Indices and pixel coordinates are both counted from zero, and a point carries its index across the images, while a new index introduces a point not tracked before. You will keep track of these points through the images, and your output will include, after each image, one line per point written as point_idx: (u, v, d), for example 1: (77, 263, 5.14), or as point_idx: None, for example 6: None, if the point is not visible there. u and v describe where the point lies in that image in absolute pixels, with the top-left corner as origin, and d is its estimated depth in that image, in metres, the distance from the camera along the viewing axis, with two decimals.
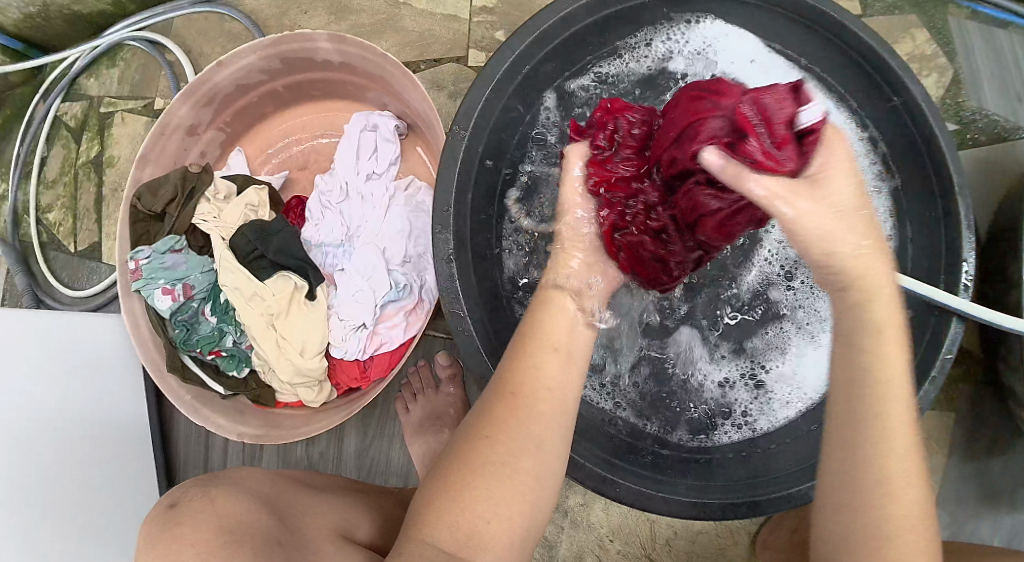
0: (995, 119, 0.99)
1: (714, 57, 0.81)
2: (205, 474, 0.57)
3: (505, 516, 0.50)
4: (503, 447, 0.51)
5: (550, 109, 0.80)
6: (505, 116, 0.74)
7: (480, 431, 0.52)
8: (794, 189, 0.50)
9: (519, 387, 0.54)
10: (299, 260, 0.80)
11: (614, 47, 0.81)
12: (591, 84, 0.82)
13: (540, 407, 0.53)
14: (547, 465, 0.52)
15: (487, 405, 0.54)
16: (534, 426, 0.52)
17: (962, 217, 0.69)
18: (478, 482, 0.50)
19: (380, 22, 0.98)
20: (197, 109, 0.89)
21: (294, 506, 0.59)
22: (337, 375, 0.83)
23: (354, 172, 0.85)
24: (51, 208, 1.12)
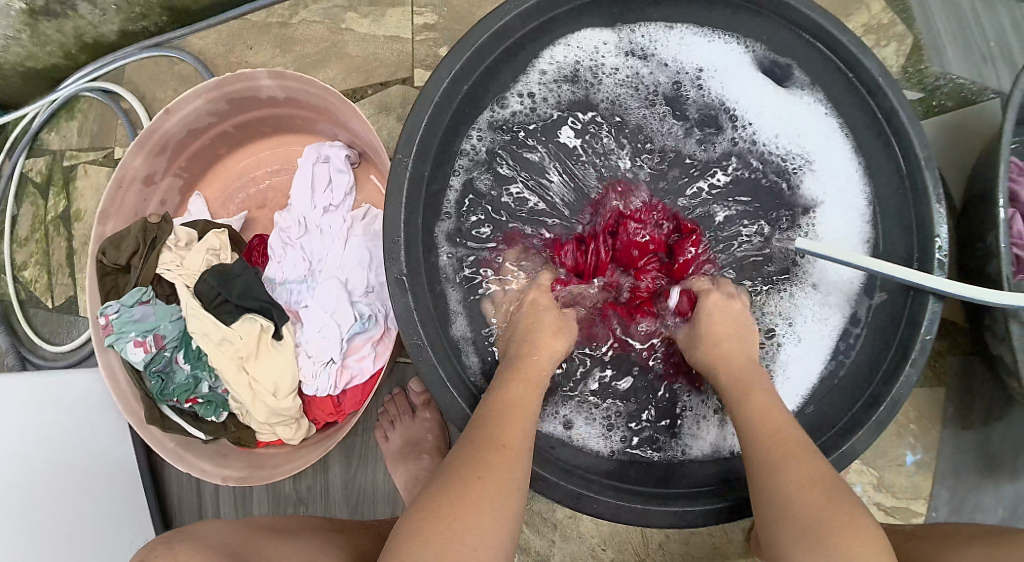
0: (960, 83, 0.97)
1: (652, 45, 0.79)
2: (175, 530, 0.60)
3: (487, 544, 0.51)
4: (495, 487, 0.54)
5: (489, 118, 0.78)
6: (448, 132, 0.74)
7: (473, 473, 0.54)
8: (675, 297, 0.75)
9: (507, 438, 0.58)
10: (262, 301, 0.81)
11: (552, 51, 0.78)
12: (531, 90, 0.79)
13: (523, 455, 0.57)
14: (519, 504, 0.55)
15: (474, 452, 0.56)
16: (519, 471, 0.56)
17: (930, 189, 0.69)
18: (471, 516, 0.52)
19: (325, 50, 0.98)
20: (151, 159, 0.89)
21: (264, 554, 0.61)
22: (313, 411, 0.83)
23: (310, 207, 0.85)
24: (26, 265, 1.13)
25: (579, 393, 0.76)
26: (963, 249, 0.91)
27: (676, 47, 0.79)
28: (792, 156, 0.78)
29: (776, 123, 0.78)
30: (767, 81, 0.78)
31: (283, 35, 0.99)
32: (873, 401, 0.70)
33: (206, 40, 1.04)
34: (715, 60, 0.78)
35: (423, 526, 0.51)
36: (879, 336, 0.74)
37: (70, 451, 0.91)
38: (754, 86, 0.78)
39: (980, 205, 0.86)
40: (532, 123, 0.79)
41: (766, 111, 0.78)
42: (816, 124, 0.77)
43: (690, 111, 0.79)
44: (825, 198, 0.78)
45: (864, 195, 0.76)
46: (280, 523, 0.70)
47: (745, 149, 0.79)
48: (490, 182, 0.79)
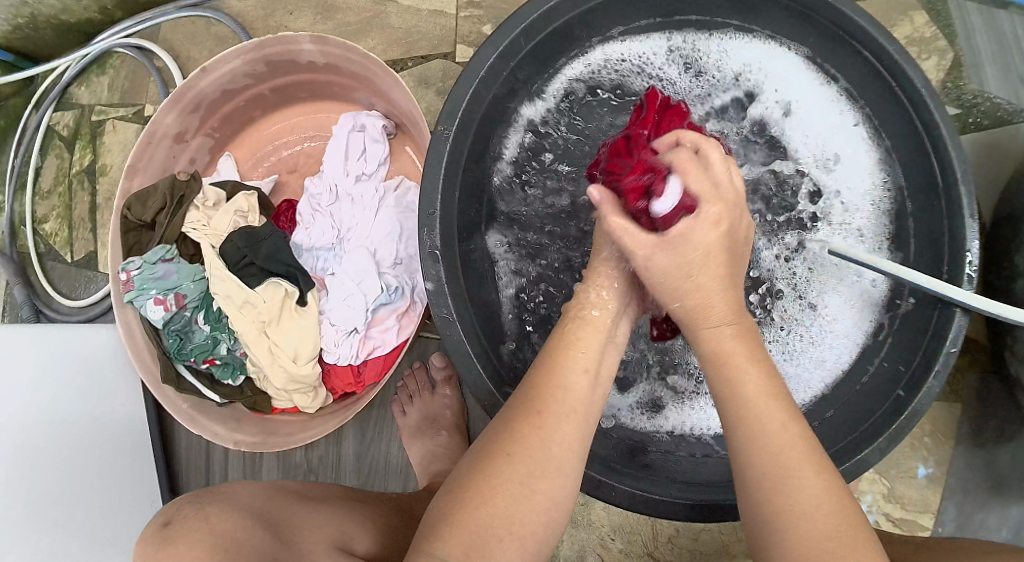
0: (997, 103, 0.96)
1: (708, 51, 0.80)
2: (203, 488, 0.59)
3: (523, 528, 0.49)
4: (527, 465, 0.50)
5: (537, 107, 0.78)
6: (490, 110, 0.73)
7: (505, 448, 0.51)
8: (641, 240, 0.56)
9: (545, 405, 0.53)
10: (288, 266, 0.80)
11: (599, 41, 0.79)
12: (574, 80, 0.79)
13: (559, 425, 0.52)
14: (563, 487, 0.51)
15: (509, 421, 0.52)
16: (558, 445, 0.52)
17: (964, 205, 0.68)
18: (499, 501, 0.49)
19: (365, 21, 0.97)
20: (184, 116, 0.88)
21: (290, 520, 0.59)
22: (331, 380, 0.82)
23: (342, 175, 0.84)
24: (47, 218, 1.12)
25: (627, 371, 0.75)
26: (990, 266, 0.90)
27: (726, 56, 0.79)
28: (819, 168, 0.79)
29: (812, 134, 0.79)
30: (809, 94, 0.78)
31: (325, 3, 0.98)
32: (898, 409, 0.69)
33: (246, 3, 1.03)
34: (755, 66, 0.79)
35: (458, 502, 0.50)
36: (904, 341, 0.73)
37: (80, 407, 0.90)
38: (796, 97, 0.79)
39: (1015, 222, 0.85)
40: (568, 114, 0.79)
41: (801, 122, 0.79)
42: (849, 139, 0.78)
43: (723, 114, 0.80)
44: (849, 213, 0.78)
45: (885, 214, 0.77)
46: (305, 488, 0.69)
47: (779, 157, 0.79)
48: (538, 174, 0.79)
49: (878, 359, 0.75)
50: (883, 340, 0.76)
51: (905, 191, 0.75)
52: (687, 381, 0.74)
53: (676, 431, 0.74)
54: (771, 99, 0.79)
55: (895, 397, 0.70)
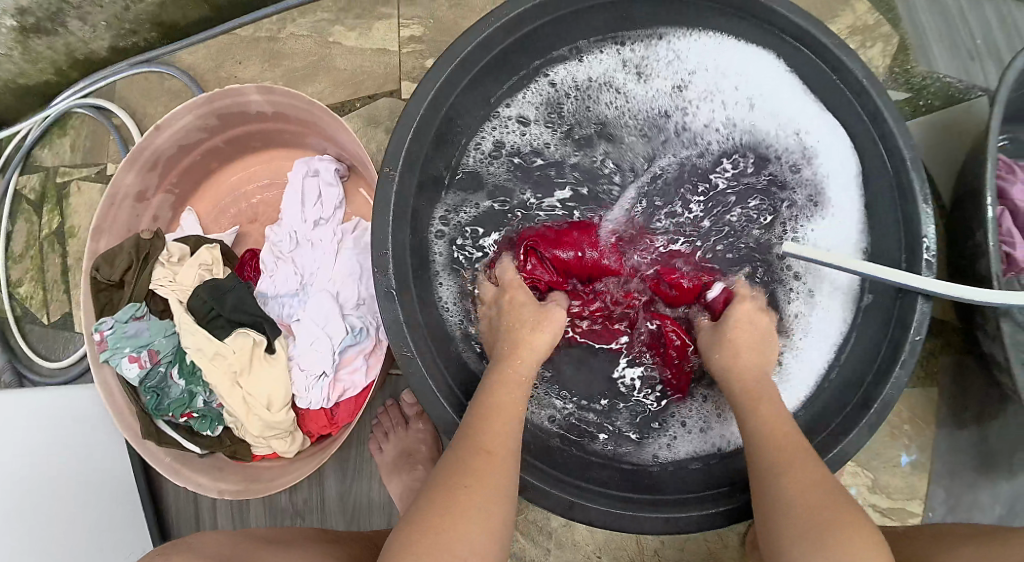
0: (948, 82, 0.98)
1: (657, 57, 0.81)
2: (173, 544, 0.62)
3: (480, 550, 0.53)
4: (482, 495, 0.56)
5: (491, 132, 0.82)
6: (441, 133, 0.75)
7: (461, 482, 0.56)
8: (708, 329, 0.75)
9: (491, 443, 0.59)
10: (253, 315, 0.82)
11: (560, 58, 0.81)
12: (542, 98, 0.82)
13: (507, 460, 0.58)
14: (501, 513, 0.56)
15: (460, 460, 0.58)
16: (505, 476, 0.57)
17: (916, 189, 0.69)
18: (460, 526, 0.53)
19: (312, 64, 0.98)
20: (143, 175, 0.90)
21: None
22: (306, 424, 0.84)
23: (301, 221, 0.86)
24: (21, 282, 1.13)
25: (583, 420, 0.78)
26: (953, 248, 0.92)
27: (674, 61, 0.81)
28: (792, 162, 0.80)
29: (782, 128, 0.79)
30: (766, 91, 0.79)
31: (271, 49, 1.00)
32: (864, 404, 0.71)
33: (196, 55, 1.04)
34: (703, 68, 0.81)
35: (419, 531, 0.53)
36: (867, 336, 0.76)
37: (65, 469, 0.91)
38: (749, 94, 0.80)
39: (968, 204, 0.87)
40: (541, 132, 0.82)
41: (768, 117, 0.80)
42: (818, 130, 0.78)
43: (682, 119, 0.82)
44: (812, 202, 0.79)
45: (851, 201, 0.78)
46: (277, 534, 0.71)
47: (740, 155, 0.80)
48: (503, 195, 0.82)
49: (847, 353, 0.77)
50: (849, 337, 0.78)
51: (873, 175, 0.75)
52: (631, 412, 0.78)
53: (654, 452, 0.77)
54: (738, 97, 0.81)
55: (862, 392, 0.72)
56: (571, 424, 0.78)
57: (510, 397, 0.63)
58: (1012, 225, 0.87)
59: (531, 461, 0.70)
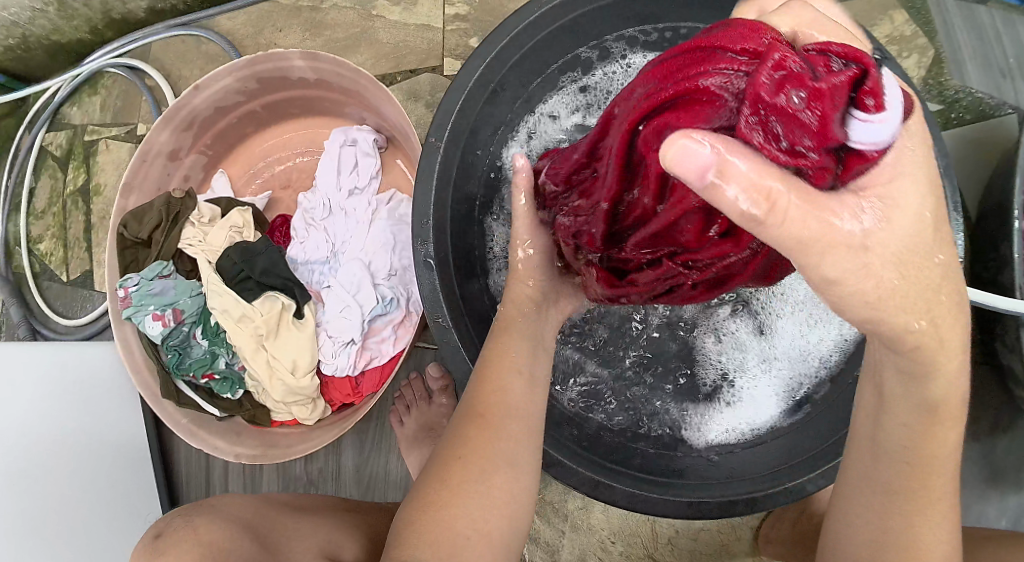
0: (980, 96, 0.98)
1: None
2: (196, 502, 0.61)
3: (484, 526, 0.54)
4: (477, 466, 0.55)
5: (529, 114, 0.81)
6: (487, 111, 0.75)
7: (455, 453, 0.56)
8: (838, 204, 0.39)
9: (486, 407, 0.57)
10: (284, 279, 0.81)
11: (601, 50, 0.81)
12: (577, 89, 0.82)
13: (505, 425, 0.57)
14: (516, 482, 0.56)
15: (458, 430, 0.58)
16: (506, 443, 0.56)
17: (948, 197, 0.69)
18: (457, 502, 0.54)
19: (354, 36, 0.98)
20: (177, 134, 0.89)
21: (281, 534, 0.60)
22: (329, 392, 0.84)
23: (335, 189, 0.86)
24: (42, 238, 1.12)
25: (621, 427, 0.76)
26: (977, 260, 0.92)
27: None
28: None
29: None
30: None
31: (313, 19, 1.00)
32: None
33: (235, 20, 1.04)
34: None
35: (422, 506, 0.55)
36: None
37: (80, 427, 0.91)
38: None
39: (994, 217, 0.87)
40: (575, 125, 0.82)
41: None
42: None
43: None
44: None
45: None
46: (295, 500, 0.71)
47: None
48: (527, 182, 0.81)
49: None
50: None
51: None
52: (659, 406, 0.77)
53: (711, 435, 0.76)
54: None
55: None
56: (614, 433, 0.75)
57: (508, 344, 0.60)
58: None
59: (559, 437, 0.70)
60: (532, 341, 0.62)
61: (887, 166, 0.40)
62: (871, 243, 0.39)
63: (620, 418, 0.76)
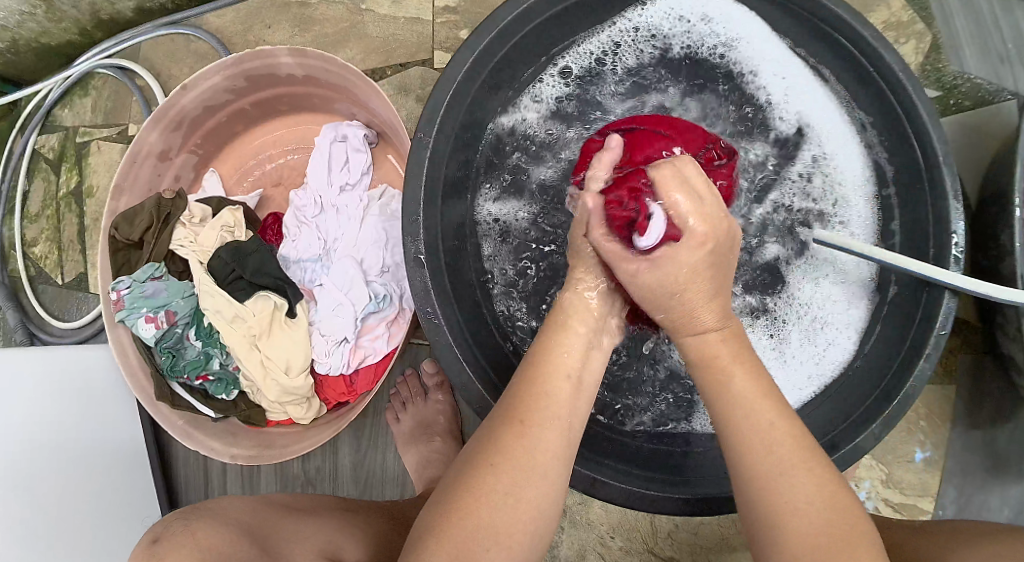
0: (979, 82, 0.97)
1: (702, 29, 0.80)
2: (191, 506, 0.59)
3: (508, 541, 0.49)
4: (509, 477, 0.50)
5: (524, 98, 0.80)
6: (479, 100, 0.74)
7: (487, 460, 0.50)
8: (623, 258, 0.54)
9: (528, 415, 0.52)
10: (276, 279, 0.80)
11: (598, 33, 0.80)
12: (579, 67, 0.80)
13: (546, 435, 0.51)
14: (550, 497, 0.51)
15: (491, 435, 0.52)
16: (542, 455, 0.51)
17: (947, 182, 0.68)
18: (483, 513, 0.49)
19: (343, 31, 0.97)
20: (167, 134, 0.88)
21: (279, 535, 0.59)
22: (324, 391, 0.83)
23: (326, 185, 0.85)
24: (36, 242, 1.12)
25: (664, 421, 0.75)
26: (979, 248, 0.90)
27: (716, 36, 0.79)
28: (811, 161, 0.79)
29: (806, 125, 0.79)
30: (802, 70, 0.78)
31: (302, 14, 0.99)
32: (888, 396, 0.70)
33: (224, 18, 1.03)
34: (745, 41, 0.79)
35: (445, 512, 0.49)
36: (893, 326, 0.74)
37: (77, 429, 0.90)
38: (784, 75, 0.79)
39: (993, 205, 0.86)
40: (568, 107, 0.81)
41: (803, 97, 0.79)
42: (840, 130, 0.78)
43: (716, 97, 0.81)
44: (840, 188, 0.78)
45: (871, 199, 0.77)
46: (293, 501, 0.70)
47: (763, 131, 0.80)
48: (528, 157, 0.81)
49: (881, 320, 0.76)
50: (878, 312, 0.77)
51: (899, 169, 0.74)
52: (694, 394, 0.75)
53: None
54: (771, 81, 0.79)
55: (881, 393, 0.71)
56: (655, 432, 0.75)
57: (561, 352, 0.56)
58: None
59: None
60: (590, 338, 0.57)
61: (667, 253, 0.52)
62: (633, 280, 0.54)
63: (657, 412, 0.76)
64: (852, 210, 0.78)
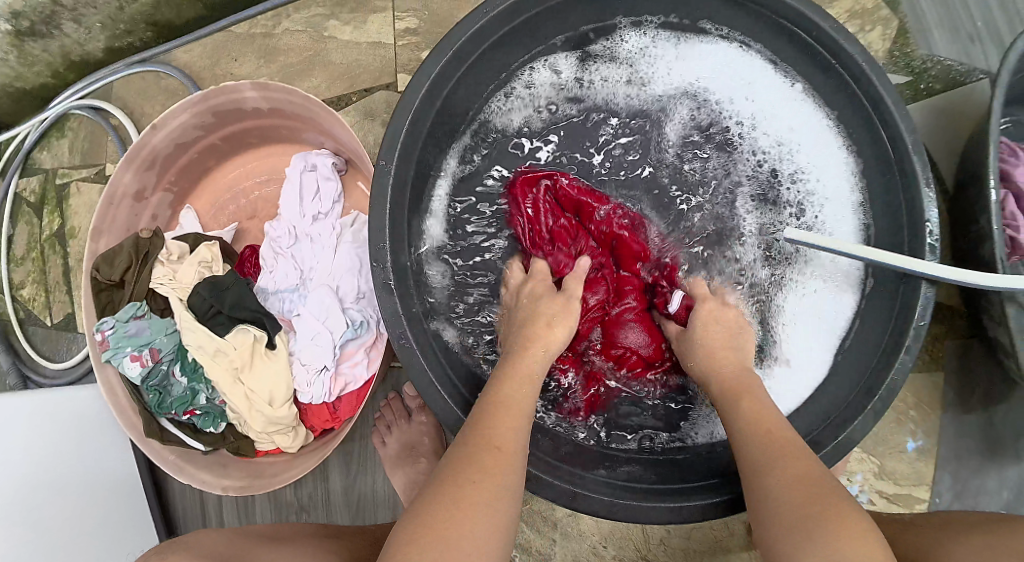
0: (947, 65, 0.97)
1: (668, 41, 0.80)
2: (174, 541, 0.62)
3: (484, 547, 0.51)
4: (487, 492, 0.54)
5: (491, 116, 0.80)
6: (442, 118, 0.75)
7: (465, 476, 0.54)
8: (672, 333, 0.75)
9: (500, 441, 0.57)
10: (253, 311, 0.82)
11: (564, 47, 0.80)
12: (547, 84, 0.81)
13: (513, 458, 0.57)
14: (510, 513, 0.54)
15: (463, 458, 0.56)
16: (511, 477, 0.56)
17: (919, 172, 0.69)
18: (463, 523, 0.51)
19: (308, 59, 0.98)
20: (141, 174, 0.90)
21: None
22: (309, 419, 0.84)
23: (299, 216, 0.86)
24: (24, 284, 1.13)
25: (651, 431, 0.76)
26: (957, 231, 0.90)
27: (684, 48, 0.80)
28: (786, 166, 0.79)
29: (779, 131, 0.79)
30: (767, 78, 0.79)
31: (267, 45, 1.00)
32: (866, 394, 0.70)
33: (192, 53, 1.04)
34: (713, 52, 0.80)
35: (419, 525, 0.51)
36: (870, 325, 0.75)
37: (73, 468, 0.92)
38: (755, 83, 0.79)
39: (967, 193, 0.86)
40: (535, 121, 0.81)
41: (774, 104, 0.79)
42: (811, 136, 0.78)
43: (688, 107, 0.80)
44: (815, 192, 0.78)
45: (847, 201, 0.77)
46: (277, 531, 0.71)
47: (738, 137, 0.79)
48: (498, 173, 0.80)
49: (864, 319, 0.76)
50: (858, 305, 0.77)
51: (874, 166, 0.74)
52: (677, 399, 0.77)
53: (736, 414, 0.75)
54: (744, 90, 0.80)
55: (860, 390, 0.71)
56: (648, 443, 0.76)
57: (518, 391, 0.62)
58: (1016, 208, 0.86)
59: (534, 450, 0.70)
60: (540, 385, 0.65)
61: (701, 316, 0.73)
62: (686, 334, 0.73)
63: (644, 423, 0.77)
64: (828, 212, 0.78)
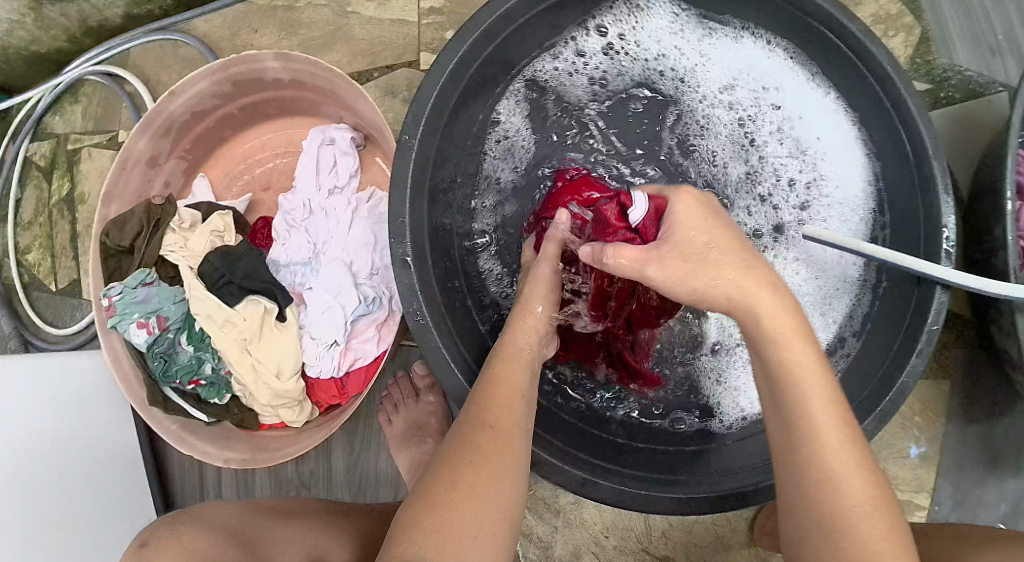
0: (969, 75, 0.96)
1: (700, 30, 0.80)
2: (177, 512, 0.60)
3: (489, 530, 0.50)
4: (489, 472, 0.53)
5: (516, 96, 0.81)
6: (467, 98, 0.74)
7: (465, 457, 0.53)
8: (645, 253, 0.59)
9: (494, 420, 0.56)
10: (265, 283, 0.81)
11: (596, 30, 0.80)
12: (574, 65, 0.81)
13: (513, 440, 0.56)
14: (510, 495, 0.54)
15: (463, 439, 0.55)
16: (511, 458, 0.55)
17: (938, 179, 0.67)
18: (464, 507, 0.50)
19: (329, 34, 0.97)
20: (156, 140, 0.89)
21: (267, 538, 0.61)
22: (315, 393, 0.84)
23: (315, 189, 0.85)
24: (30, 248, 1.12)
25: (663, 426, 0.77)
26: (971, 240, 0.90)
27: (715, 38, 0.80)
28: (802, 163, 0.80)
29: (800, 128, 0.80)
30: (796, 74, 0.78)
31: (288, 18, 0.99)
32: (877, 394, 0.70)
33: (212, 23, 1.03)
34: (745, 43, 0.79)
35: (419, 507, 0.51)
36: (882, 326, 0.74)
37: (73, 433, 0.91)
38: (782, 78, 0.79)
39: (982, 201, 0.86)
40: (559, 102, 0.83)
41: (799, 100, 0.79)
42: (831, 136, 0.78)
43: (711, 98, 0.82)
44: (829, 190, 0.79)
45: (860, 202, 0.78)
46: (282, 504, 0.71)
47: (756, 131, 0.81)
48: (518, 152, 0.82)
49: (877, 321, 0.76)
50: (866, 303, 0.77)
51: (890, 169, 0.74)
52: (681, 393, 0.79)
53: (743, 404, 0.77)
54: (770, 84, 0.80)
55: (874, 390, 0.70)
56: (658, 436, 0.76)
57: (512, 373, 0.61)
58: None
59: (544, 434, 0.69)
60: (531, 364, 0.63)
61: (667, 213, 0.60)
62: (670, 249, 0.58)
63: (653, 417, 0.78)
64: (838, 209, 0.79)
